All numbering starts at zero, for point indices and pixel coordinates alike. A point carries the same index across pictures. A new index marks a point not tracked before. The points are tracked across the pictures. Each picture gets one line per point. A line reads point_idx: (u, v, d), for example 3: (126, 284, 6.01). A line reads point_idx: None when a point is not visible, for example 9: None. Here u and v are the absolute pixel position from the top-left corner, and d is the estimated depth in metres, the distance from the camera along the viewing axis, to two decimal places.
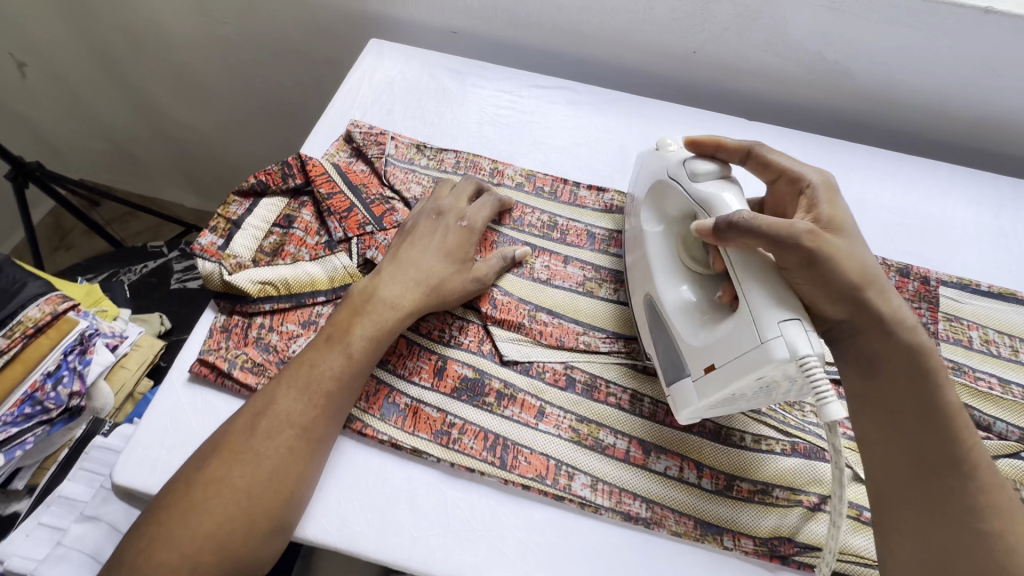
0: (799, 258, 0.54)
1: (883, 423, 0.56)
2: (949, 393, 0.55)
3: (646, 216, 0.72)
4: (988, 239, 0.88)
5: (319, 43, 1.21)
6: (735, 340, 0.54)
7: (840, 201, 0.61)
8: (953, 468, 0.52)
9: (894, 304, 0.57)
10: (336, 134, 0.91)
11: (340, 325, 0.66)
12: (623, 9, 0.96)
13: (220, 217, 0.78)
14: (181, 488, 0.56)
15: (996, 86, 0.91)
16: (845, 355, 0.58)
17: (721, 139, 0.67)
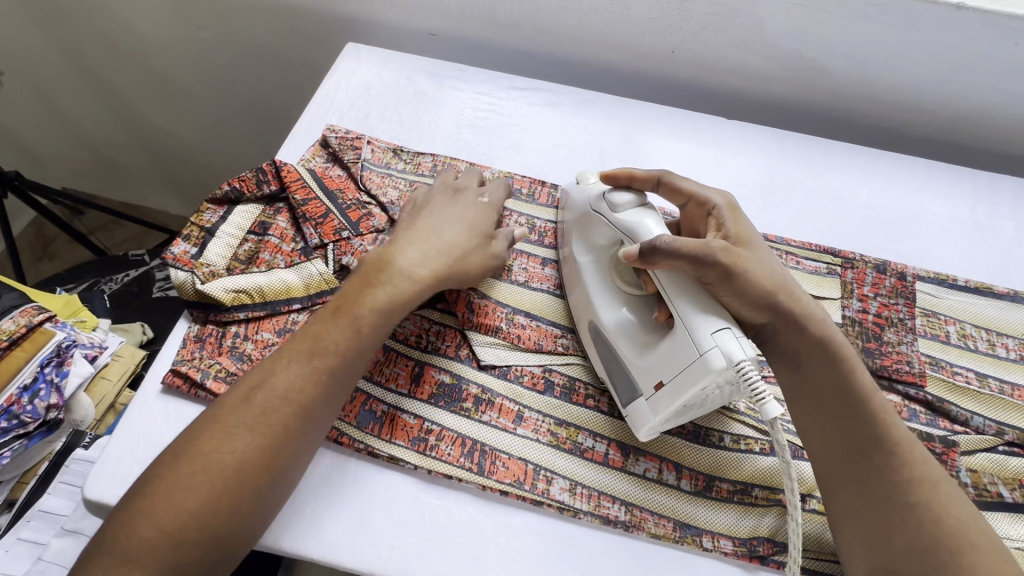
0: (717, 275, 0.58)
1: (812, 416, 0.61)
2: (863, 377, 0.60)
3: (575, 248, 0.74)
4: (965, 234, 0.88)
5: (298, 47, 1.20)
6: (677, 356, 0.58)
7: (743, 217, 0.66)
8: (880, 449, 0.57)
9: (805, 302, 0.63)
10: (312, 139, 0.90)
11: (349, 295, 0.63)
12: (600, 9, 0.96)
13: (194, 225, 0.77)
14: (168, 460, 0.53)
15: (971, 81, 0.92)
16: (773, 354, 0.63)
17: (632, 171, 0.71)
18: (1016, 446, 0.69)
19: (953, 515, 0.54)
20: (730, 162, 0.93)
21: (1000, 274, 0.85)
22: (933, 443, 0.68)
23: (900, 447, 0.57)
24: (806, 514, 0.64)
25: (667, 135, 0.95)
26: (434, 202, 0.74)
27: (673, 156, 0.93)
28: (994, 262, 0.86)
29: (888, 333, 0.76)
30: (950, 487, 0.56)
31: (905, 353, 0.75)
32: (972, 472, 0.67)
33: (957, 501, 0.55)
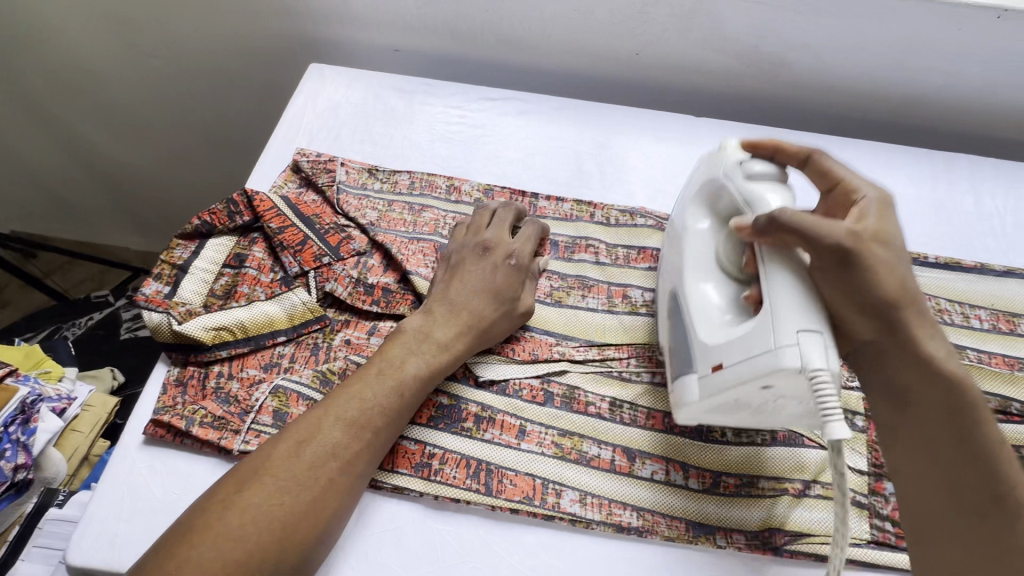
0: (830, 261, 0.51)
1: (917, 460, 0.52)
2: (990, 425, 0.51)
3: (691, 211, 0.65)
4: (929, 213, 0.92)
5: (259, 69, 1.17)
6: (750, 339, 0.51)
7: (894, 216, 0.55)
8: (1000, 510, 0.48)
9: (927, 326, 0.53)
10: (283, 164, 0.87)
11: (391, 360, 0.63)
12: (564, 16, 0.96)
13: (165, 263, 0.73)
14: (211, 511, 0.51)
15: (920, 67, 0.96)
16: (873, 379, 0.54)
17: (780, 141, 0.61)
18: (999, 413, 0.73)
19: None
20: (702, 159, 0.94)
21: (967, 248, 0.89)
22: None
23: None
24: (813, 500, 0.64)
25: (640, 136, 0.96)
26: (463, 263, 0.71)
27: (649, 157, 0.94)
28: (960, 237, 0.90)
29: None
30: None
31: None
32: None
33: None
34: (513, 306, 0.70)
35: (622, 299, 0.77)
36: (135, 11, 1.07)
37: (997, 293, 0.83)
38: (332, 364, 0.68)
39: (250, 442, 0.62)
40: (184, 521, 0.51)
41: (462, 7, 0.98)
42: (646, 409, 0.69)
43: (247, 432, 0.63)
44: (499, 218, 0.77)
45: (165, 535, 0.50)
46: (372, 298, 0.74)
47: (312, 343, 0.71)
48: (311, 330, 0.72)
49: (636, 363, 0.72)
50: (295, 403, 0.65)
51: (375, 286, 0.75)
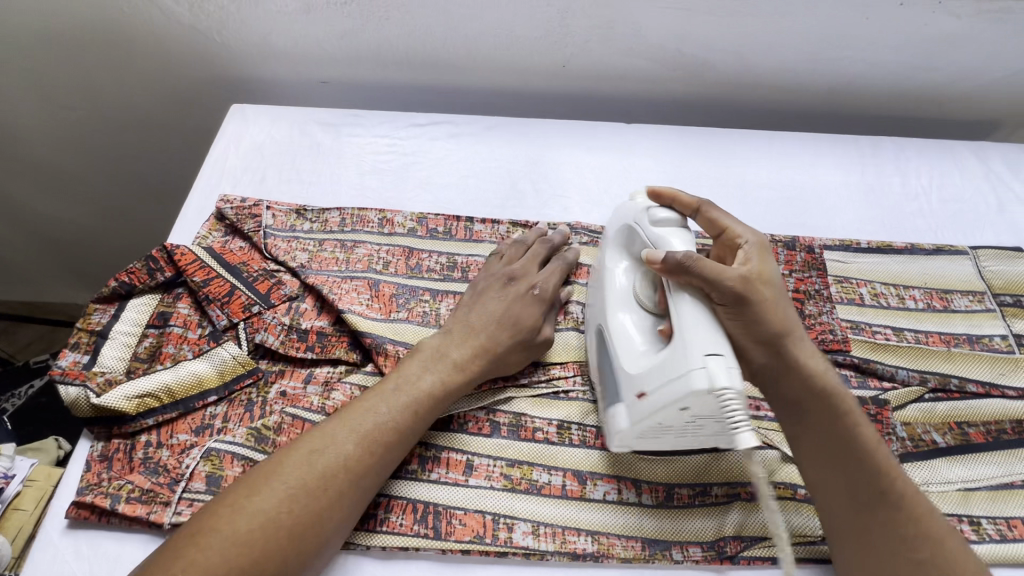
0: (730, 299, 0.56)
1: (820, 468, 0.59)
2: (866, 430, 0.58)
3: (610, 253, 0.70)
4: (860, 198, 0.94)
5: (186, 111, 1.13)
6: (665, 365, 0.56)
7: (772, 260, 0.61)
8: (887, 504, 0.55)
9: (808, 349, 0.60)
10: (206, 212, 0.85)
11: (409, 376, 0.63)
12: (486, 35, 0.96)
13: (82, 331, 0.70)
14: (219, 512, 0.52)
15: (837, 57, 0.98)
16: (776, 400, 0.61)
17: (677, 191, 0.67)
18: (940, 391, 0.74)
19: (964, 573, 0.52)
20: (636, 165, 0.95)
21: (897, 230, 0.91)
22: (867, 406, 0.71)
23: (907, 503, 0.55)
24: (766, 502, 0.64)
25: (572, 149, 0.96)
26: (485, 288, 0.72)
27: (583, 169, 0.94)
28: (890, 219, 0.92)
29: (809, 306, 0.79)
30: (962, 546, 0.54)
31: (828, 323, 0.78)
32: (906, 426, 0.71)
33: (965, 552, 0.53)
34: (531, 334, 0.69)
35: (564, 316, 0.77)
36: (44, 64, 1.02)
37: (929, 271, 0.84)
38: (267, 419, 0.66)
39: (182, 514, 0.59)
40: (194, 522, 0.52)
41: (382, 35, 0.97)
42: (594, 428, 0.68)
43: (179, 503, 0.60)
44: (531, 251, 0.77)
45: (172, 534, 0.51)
46: (306, 344, 0.71)
47: (245, 400, 0.69)
48: (244, 385, 0.69)
49: (582, 381, 0.71)
50: (229, 465, 0.62)
51: (309, 330, 0.72)
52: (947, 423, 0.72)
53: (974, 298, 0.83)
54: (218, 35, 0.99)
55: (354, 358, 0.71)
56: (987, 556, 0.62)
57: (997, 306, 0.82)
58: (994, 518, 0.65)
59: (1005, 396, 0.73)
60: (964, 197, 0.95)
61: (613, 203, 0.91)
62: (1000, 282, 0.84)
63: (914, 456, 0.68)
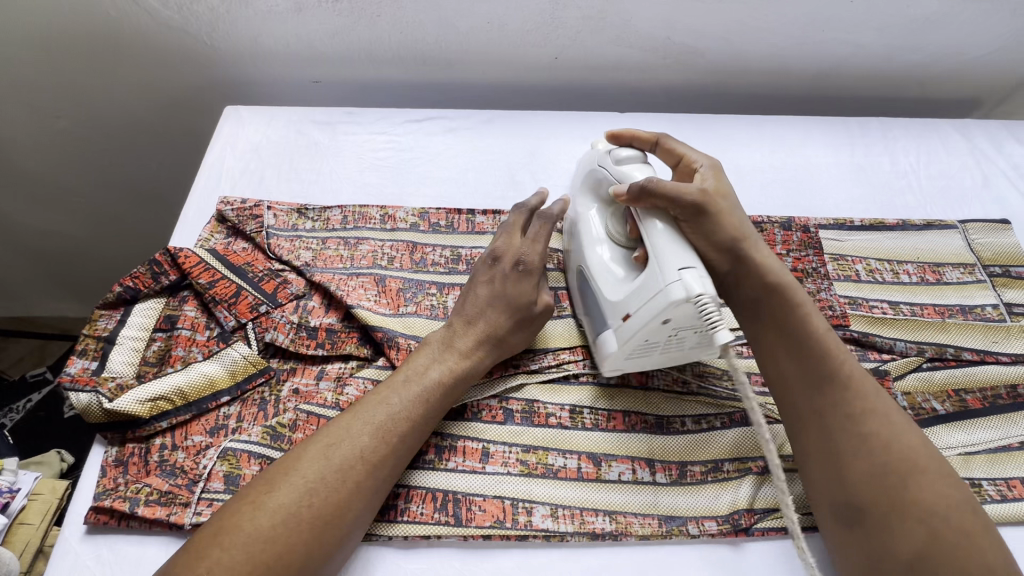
0: (692, 213, 0.62)
1: (776, 360, 0.63)
2: (820, 321, 0.62)
3: (581, 200, 0.75)
4: (852, 177, 0.96)
5: (176, 116, 1.12)
6: (645, 287, 0.60)
7: (726, 179, 0.68)
8: (836, 386, 0.59)
9: (761, 249, 0.65)
10: (207, 215, 0.84)
11: (416, 366, 0.64)
12: (479, 29, 0.96)
13: (89, 337, 0.70)
14: (240, 510, 0.52)
15: (823, 40, 1.00)
16: (735, 299, 0.66)
17: (635, 130, 0.73)
18: (937, 360, 0.76)
19: (906, 442, 0.56)
20: None
21: (889, 207, 0.93)
22: None
23: (856, 384, 0.59)
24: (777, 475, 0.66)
25: (568, 139, 0.97)
26: (476, 278, 0.71)
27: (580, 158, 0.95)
28: (882, 197, 0.94)
29: (807, 284, 0.81)
30: (906, 423, 0.57)
31: (826, 299, 0.80)
32: (907, 395, 0.73)
33: (908, 426, 0.57)
34: (530, 311, 0.69)
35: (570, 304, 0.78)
36: (31, 71, 1.00)
37: (921, 246, 0.87)
38: (281, 417, 0.66)
39: (202, 513, 0.59)
40: (213, 523, 0.52)
41: (374, 33, 0.97)
42: (605, 411, 0.69)
43: (198, 503, 0.60)
44: (510, 225, 0.75)
45: (195, 533, 0.52)
46: (316, 341, 0.72)
47: (258, 399, 0.69)
48: (256, 384, 0.69)
49: (592, 365, 0.72)
50: (247, 464, 0.63)
51: (318, 328, 0.73)
52: (946, 390, 0.74)
53: (966, 270, 0.85)
54: (208, 37, 0.98)
55: (364, 352, 0.72)
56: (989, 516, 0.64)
57: (987, 276, 0.85)
58: (994, 479, 0.67)
59: (999, 361, 0.76)
60: (951, 172, 0.97)
61: None
62: (990, 253, 0.87)
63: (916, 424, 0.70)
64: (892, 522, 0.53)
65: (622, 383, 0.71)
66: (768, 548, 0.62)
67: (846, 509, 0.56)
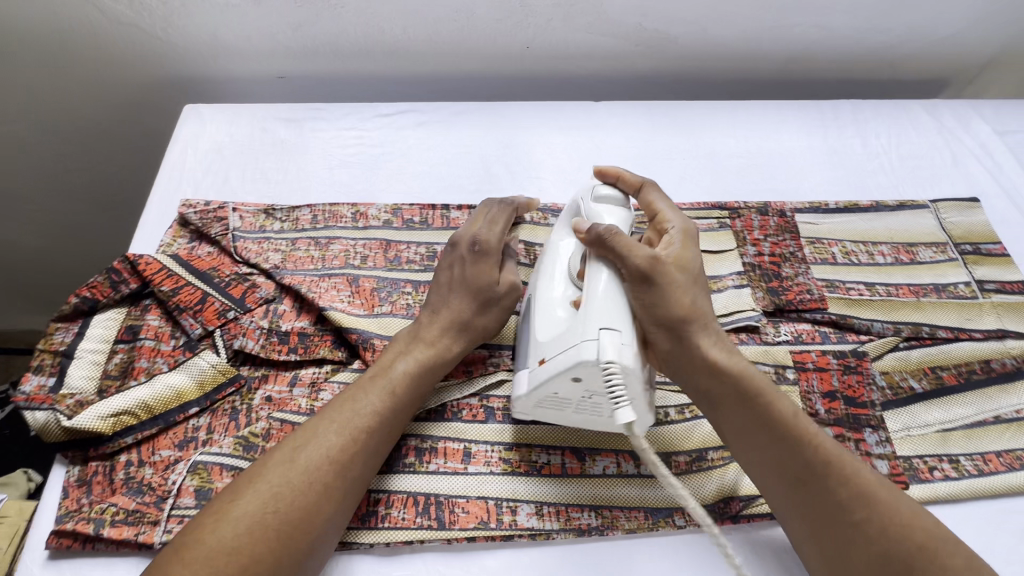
0: (638, 279, 0.59)
1: (748, 457, 0.59)
2: (781, 403, 0.60)
3: (557, 228, 0.69)
4: (827, 160, 0.96)
5: (134, 117, 1.07)
6: (565, 336, 0.57)
7: (694, 246, 0.65)
8: (816, 474, 0.56)
9: (711, 333, 0.62)
10: (169, 219, 0.81)
11: (381, 363, 0.63)
12: (446, 19, 0.94)
13: (45, 352, 0.66)
14: (203, 522, 0.50)
15: (794, 24, 1.00)
16: (693, 393, 0.62)
17: (622, 171, 0.71)
18: (913, 339, 0.77)
19: (900, 521, 0.54)
20: (608, 143, 0.94)
21: (863, 189, 0.93)
22: (847, 358, 0.74)
23: (832, 468, 0.56)
24: None
25: (543, 130, 0.95)
26: (439, 266, 0.70)
27: (555, 149, 0.93)
28: (855, 178, 0.95)
29: (785, 268, 0.81)
30: (893, 494, 0.56)
31: (804, 283, 0.80)
32: (885, 375, 0.73)
33: (899, 501, 0.55)
34: (489, 292, 0.67)
35: None
36: None
37: (895, 227, 0.88)
38: (253, 426, 0.63)
39: (173, 531, 0.57)
40: (176, 540, 0.50)
41: (338, 24, 0.93)
42: None
43: (169, 520, 0.57)
44: (473, 212, 0.74)
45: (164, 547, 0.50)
46: (288, 346, 0.69)
47: (229, 409, 0.66)
48: (226, 394, 0.67)
49: None
50: (219, 477, 0.60)
51: (289, 332, 0.70)
52: (923, 368, 0.75)
53: (938, 249, 0.86)
54: (163, 33, 0.94)
55: (339, 356, 0.70)
56: (965, 491, 0.65)
57: (959, 255, 0.86)
58: (971, 454, 0.68)
59: (973, 338, 0.77)
60: (922, 152, 0.98)
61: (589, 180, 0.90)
62: (961, 232, 0.88)
63: (893, 403, 0.71)
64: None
65: None
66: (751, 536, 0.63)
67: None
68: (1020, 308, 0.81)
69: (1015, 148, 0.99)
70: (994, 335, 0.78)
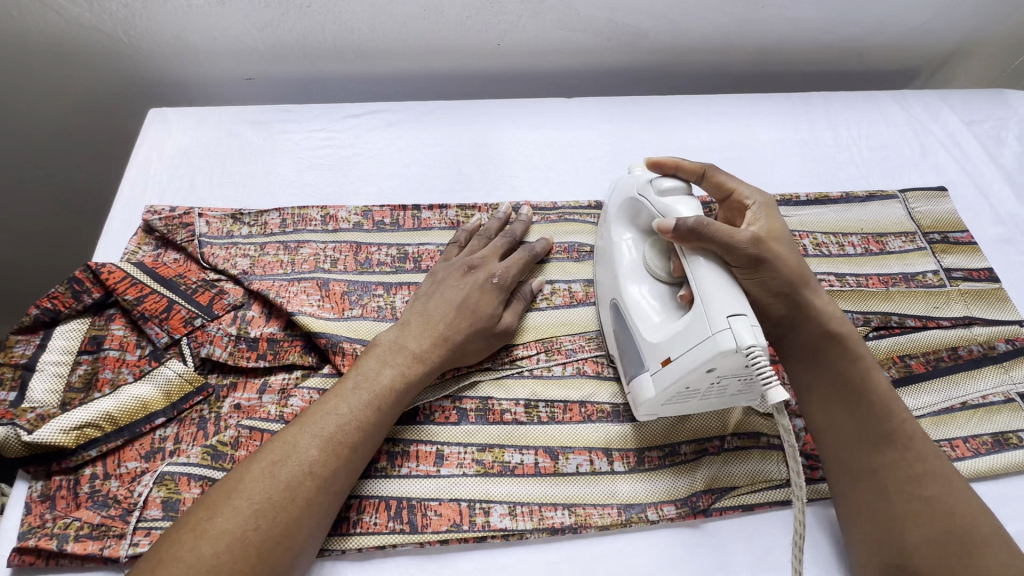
0: (746, 262, 0.59)
1: (833, 414, 0.62)
2: (878, 374, 0.62)
3: (614, 228, 0.71)
4: (797, 152, 0.97)
5: (99, 121, 1.05)
6: (691, 332, 0.56)
7: (779, 215, 0.66)
8: (896, 446, 0.59)
9: (821, 298, 0.63)
10: (133, 226, 0.80)
11: (366, 371, 0.62)
12: (415, 17, 0.93)
13: (5, 365, 0.65)
14: (179, 540, 0.49)
15: (763, 17, 1.00)
16: (793, 350, 0.64)
17: (679, 161, 0.68)
18: (882, 329, 0.77)
19: (964, 506, 0.56)
20: (578, 140, 0.94)
21: (832, 180, 0.94)
22: None
23: (913, 442, 0.59)
24: (733, 454, 0.66)
25: (515, 127, 0.94)
26: (444, 279, 0.70)
27: (527, 147, 0.93)
28: (826, 170, 0.95)
29: None
30: (960, 483, 0.58)
31: None
32: None
33: (966, 493, 0.57)
34: (486, 322, 0.67)
35: None
36: None
37: (865, 217, 0.88)
38: (221, 435, 0.62)
39: (138, 544, 0.56)
40: (149, 557, 0.49)
41: (306, 23, 0.92)
42: (562, 404, 0.68)
43: (134, 533, 0.56)
44: (490, 244, 0.75)
45: (139, 561, 0.49)
46: (257, 353, 0.68)
47: (197, 418, 0.65)
48: (194, 403, 0.66)
49: (545, 358, 0.71)
50: (186, 487, 0.59)
51: (258, 338, 0.69)
52: (892, 357, 0.75)
53: (907, 239, 0.87)
54: (125, 35, 0.92)
55: (309, 361, 0.69)
56: None
57: (927, 244, 0.87)
58: (938, 441, 0.69)
59: (941, 326, 0.78)
60: (890, 143, 0.99)
61: (562, 177, 0.90)
62: (929, 221, 0.89)
63: None
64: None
65: (577, 374, 0.71)
66: (757, 539, 0.63)
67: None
68: (988, 294, 0.82)
69: (982, 137, 1.00)
70: (961, 322, 0.79)
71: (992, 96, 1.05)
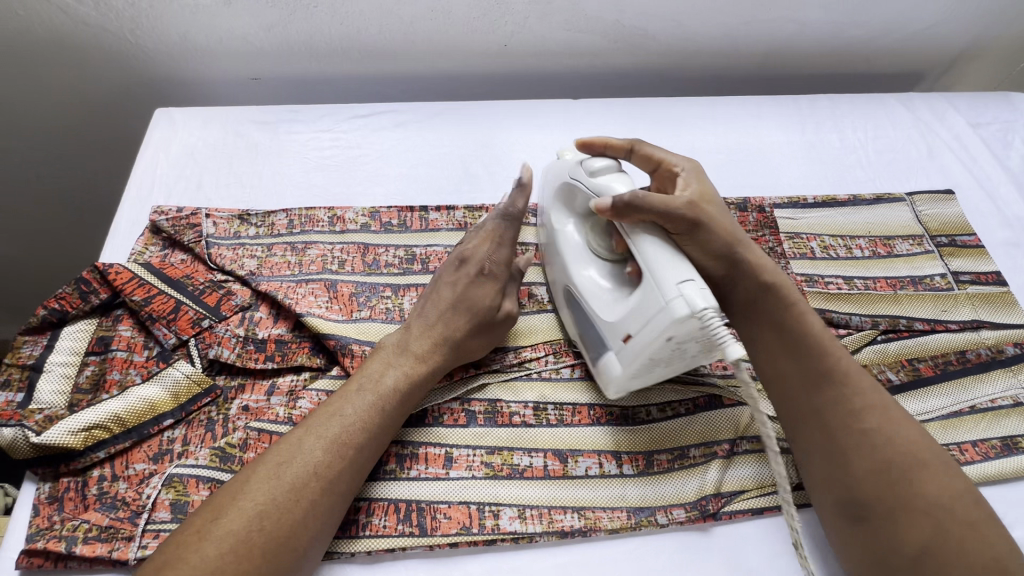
0: (685, 227, 0.59)
1: (776, 362, 0.63)
2: (813, 319, 0.63)
3: (555, 216, 0.71)
4: (804, 154, 0.97)
5: (105, 120, 1.05)
6: (645, 306, 0.56)
7: (707, 179, 0.66)
8: (835, 386, 0.60)
9: (753, 248, 0.64)
10: (140, 226, 0.79)
11: (372, 375, 0.61)
12: (422, 17, 0.92)
13: (12, 365, 0.65)
14: (186, 542, 0.49)
15: (770, 19, 1.00)
16: (736, 304, 0.65)
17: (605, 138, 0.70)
18: (891, 332, 0.77)
19: (907, 438, 0.57)
20: None
21: (840, 183, 0.94)
22: None
23: (851, 379, 0.60)
24: (742, 458, 0.66)
25: (522, 128, 0.94)
26: (440, 280, 0.70)
27: (534, 148, 0.92)
28: (833, 172, 0.95)
29: None
30: (903, 415, 0.58)
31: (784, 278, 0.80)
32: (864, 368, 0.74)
33: (909, 424, 0.58)
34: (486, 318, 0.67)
35: (530, 300, 0.76)
36: None
37: (872, 220, 0.88)
38: (230, 437, 0.62)
39: (148, 547, 0.56)
40: (155, 560, 0.48)
41: (312, 24, 0.92)
42: (570, 406, 0.68)
43: (143, 536, 0.56)
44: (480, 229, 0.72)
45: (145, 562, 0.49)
46: (265, 354, 0.68)
47: (205, 419, 0.65)
48: (202, 404, 0.66)
49: (552, 360, 0.71)
50: (194, 490, 0.59)
51: (266, 340, 0.69)
52: (900, 360, 0.75)
53: (915, 242, 0.87)
54: (131, 35, 0.92)
55: (317, 362, 0.69)
56: None
57: (935, 246, 0.87)
58: (948, 444, 0.69)
59: (949, 329, 0.78)
60: (898, 145, 0.99)
61: None
62: (937, 223, 0.89)
63: None
64: (900, 520, 0.54)
65: (585, 376, 0.70)
66: (766, 543, 0.62)
67: (853, 510, 0.56)
68: (996, 298, 0.82)
69: (989, 140, 1.00)
70: (970, 326, 0.79)
71: (999, 99, 1.05)
